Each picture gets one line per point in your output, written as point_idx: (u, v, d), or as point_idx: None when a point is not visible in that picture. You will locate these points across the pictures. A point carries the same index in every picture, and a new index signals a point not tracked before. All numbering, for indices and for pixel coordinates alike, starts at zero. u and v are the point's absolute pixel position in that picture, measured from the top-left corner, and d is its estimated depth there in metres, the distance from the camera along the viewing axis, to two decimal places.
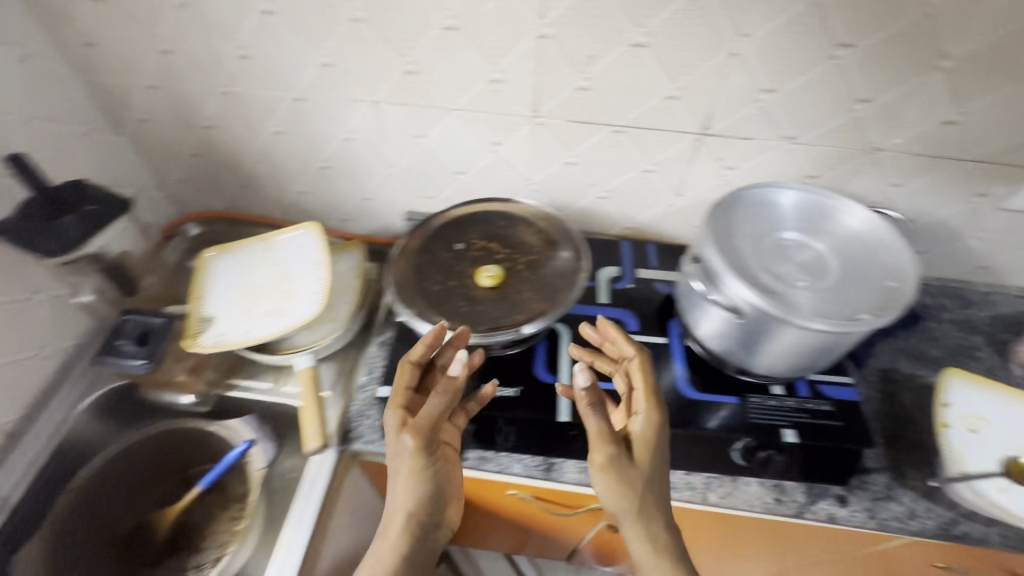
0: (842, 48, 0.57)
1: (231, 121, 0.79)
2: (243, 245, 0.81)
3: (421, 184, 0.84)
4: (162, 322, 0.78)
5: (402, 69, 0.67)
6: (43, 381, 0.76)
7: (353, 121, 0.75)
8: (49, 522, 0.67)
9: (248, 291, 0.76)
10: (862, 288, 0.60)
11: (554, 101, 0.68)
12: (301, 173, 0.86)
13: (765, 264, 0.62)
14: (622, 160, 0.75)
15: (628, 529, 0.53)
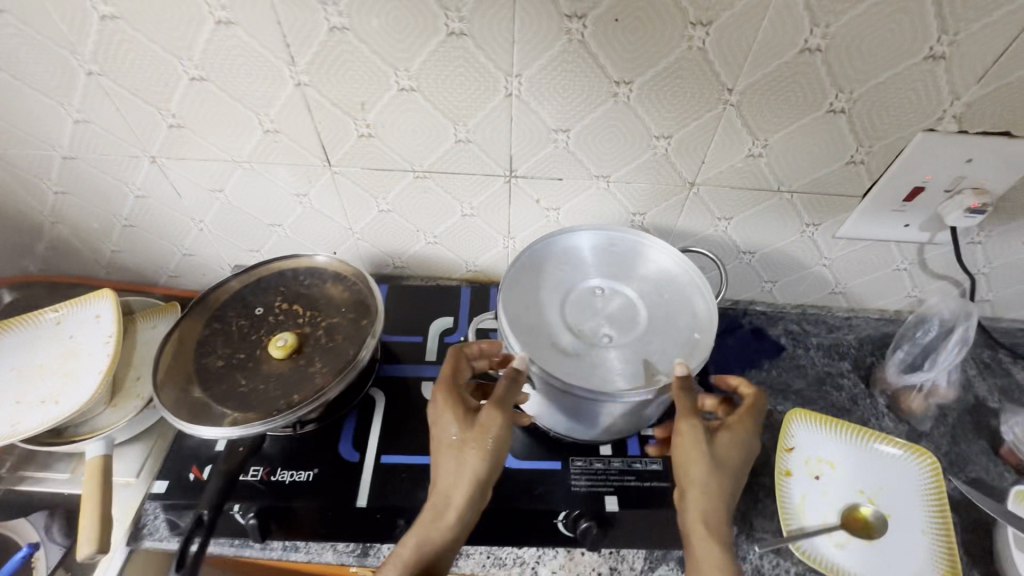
0: (621, 86, 0.53)
1: (6, 182, 0.70)
2: (30, 319, 0.73)
3: (239, 238, 0.77)
4: None
5: (166, 123, 0.60)
6: None
7: (138, 177, 0.68)
8: None
9: (27, 375, 0.68)
10: (668, 339, 0.56)
11: (342, 149, 0.62)
12: (106, 232, 0.78)
13: (568, 323, 0.57)
14: (438, 206, 0.69)
15: (697, 512, 0.51)
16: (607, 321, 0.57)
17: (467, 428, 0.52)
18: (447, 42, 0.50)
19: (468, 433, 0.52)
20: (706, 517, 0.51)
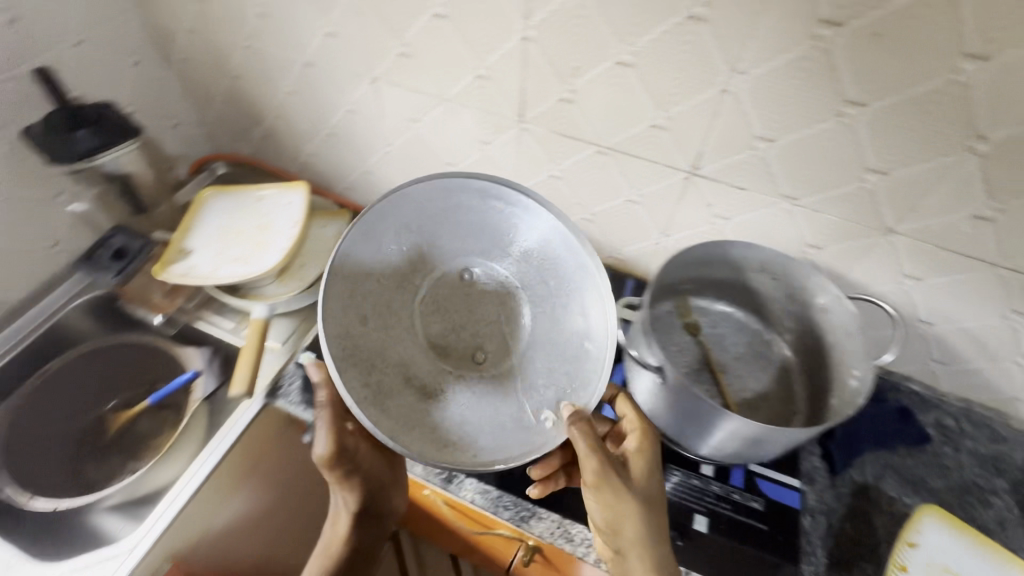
0: (850, 106, 0.50)
1: (254, 73, 0.83)
2: (239, 190, 0.86)
3: (416, 169, 0.84)
4: (140, 244, 0.83)
5: (397, 50, 0.67)
6: (51, 273, 0.83)
7: (355, 93, 0.77)
8: (16, 395, 0.75)
9: (229, 235, 0.81)
10: (589, 316, 0.64)
11: (538, 108, 0.65)
12: (312, 135, 0.89)
13: (526, 349, 0.64)
14: (607, 185, 0.70)
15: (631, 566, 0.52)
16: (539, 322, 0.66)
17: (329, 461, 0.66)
18: (685, 25, 0.50)
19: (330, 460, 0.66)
20: (651, 568, 0.51)
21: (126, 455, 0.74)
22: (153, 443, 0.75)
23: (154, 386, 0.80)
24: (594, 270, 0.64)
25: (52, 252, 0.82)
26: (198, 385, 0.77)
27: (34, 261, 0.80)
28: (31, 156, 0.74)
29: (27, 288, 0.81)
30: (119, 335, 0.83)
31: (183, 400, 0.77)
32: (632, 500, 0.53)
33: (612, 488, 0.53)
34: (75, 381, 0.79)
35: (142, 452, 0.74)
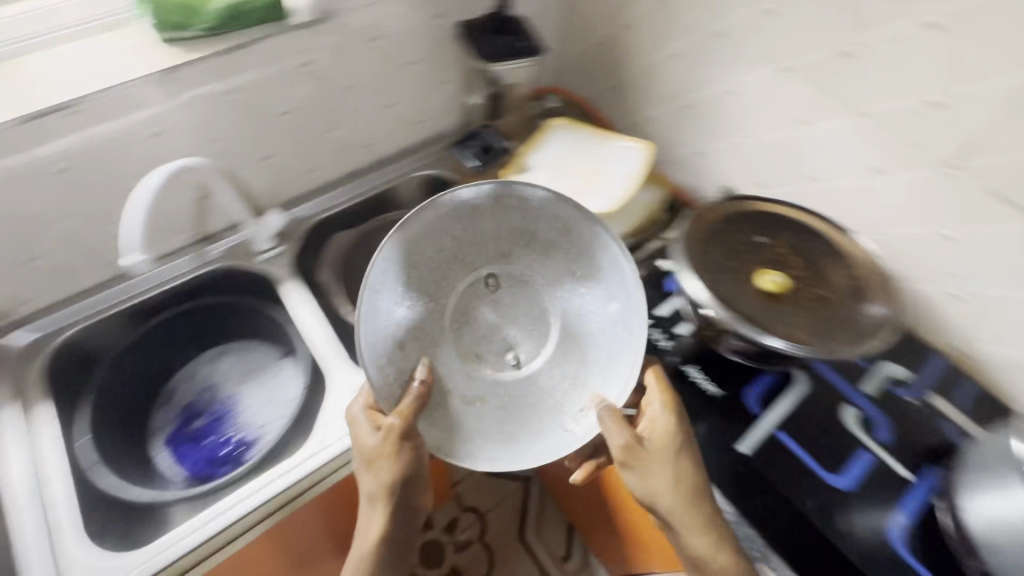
0: None
1: (652, 23, 0.86)
2: (586, 130, 0.91)
3: (720, 119, 0.83)
4: (504, 143, 0.97)
5: (764, 7, 0.70)
6: (401, 146, 0.99)
7: (735, 14, 0.73)
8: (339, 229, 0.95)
9: (567, 166, 0.86)
10: (613, 377, 0.63)
11: (981, 85, 0.56)
12: (667, 99, 0.90)
13: (444, 325, 0.65)
14: (980, 208, 0.62)
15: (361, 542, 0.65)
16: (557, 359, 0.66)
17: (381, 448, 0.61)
18: None
19: (381, 450, 0.60)
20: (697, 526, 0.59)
21: None
22: None
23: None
24: (621, 263, 0.63)
25: (417, 126, 0.99)
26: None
27: (402, 130, 0.97)
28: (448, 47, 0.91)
29: (377, 159, 0.99)
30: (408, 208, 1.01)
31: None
32: (398, 459, 0.61)
33: (374, 459, 0.61)
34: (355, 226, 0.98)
35: None
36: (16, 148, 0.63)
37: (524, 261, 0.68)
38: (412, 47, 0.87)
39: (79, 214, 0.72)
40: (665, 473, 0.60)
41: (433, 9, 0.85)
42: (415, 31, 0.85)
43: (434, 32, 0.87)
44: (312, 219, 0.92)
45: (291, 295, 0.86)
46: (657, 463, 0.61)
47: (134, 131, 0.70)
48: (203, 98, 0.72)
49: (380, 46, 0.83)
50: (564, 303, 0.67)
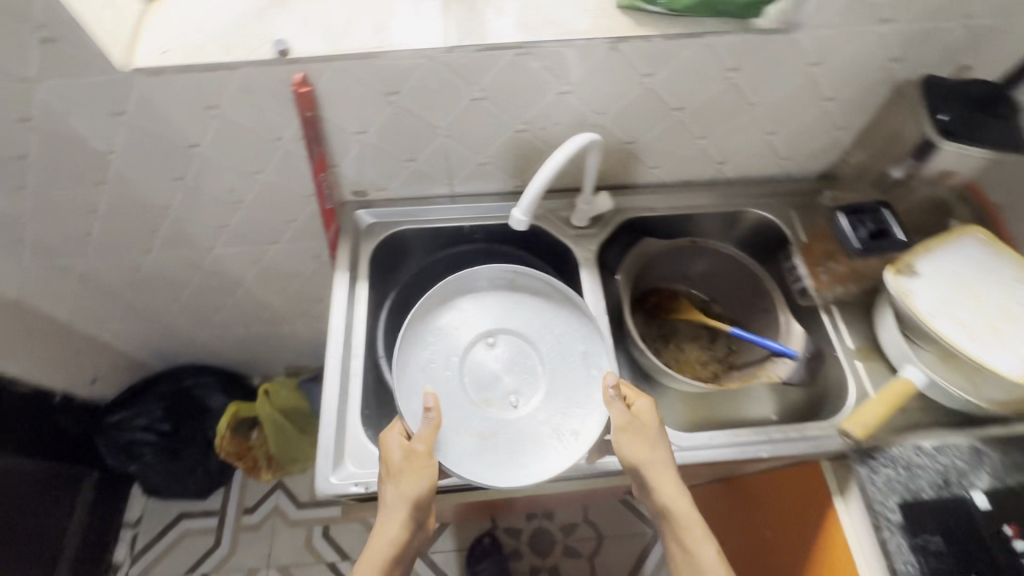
0: None
1: None
2: (1009, 256, 0.72)
3: None
4: (902, 240, 0.74)
5: None
6: (745, 176, 0.90)
7: None
8: (671, 246, 0.90)
9: (969, 294, 0.70)
10: (582, 416, 0.70)
11: None
12: None
13: (459, 381, 0.72)
14: None
15: (373, 554, 0.60)
16: (546, 395, 0.72)
17: (408, 460, 0.62)
18: None
19: (410, 460, 0.62)
20: None
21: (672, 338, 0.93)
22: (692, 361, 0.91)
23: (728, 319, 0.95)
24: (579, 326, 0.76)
25: (777, 162, 0.87)
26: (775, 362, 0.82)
27: (761, 161, 0.87)
28: (874, 95, 0.76)
29: (722, 177, 0.90)
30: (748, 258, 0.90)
31: (750, 355, 0.89)
32: (426, 461, 0.62)
33: (398, 468, 0.62)
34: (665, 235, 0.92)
35: (683, 361, 0.91)
36: (457, 69, 0.65)
37: (524, 326, 0.76)
38: (843, 82, 0.73)
39: (458, 138, 0.75)
40: (677, 492, 0.62)
41: (898, 51, 0.70)
42: (858, 66, 0.72)
43: (879, 75, 0.73)
44: (628, 213, 0.88)
45: (586, 278, 0.83)
46: (664, 482, 0.62)
47: (554, 81, 0.68)
48: (627, 73, 0.68)
49: (818, 72, 0.72)
50: (548, 350, 0.75)
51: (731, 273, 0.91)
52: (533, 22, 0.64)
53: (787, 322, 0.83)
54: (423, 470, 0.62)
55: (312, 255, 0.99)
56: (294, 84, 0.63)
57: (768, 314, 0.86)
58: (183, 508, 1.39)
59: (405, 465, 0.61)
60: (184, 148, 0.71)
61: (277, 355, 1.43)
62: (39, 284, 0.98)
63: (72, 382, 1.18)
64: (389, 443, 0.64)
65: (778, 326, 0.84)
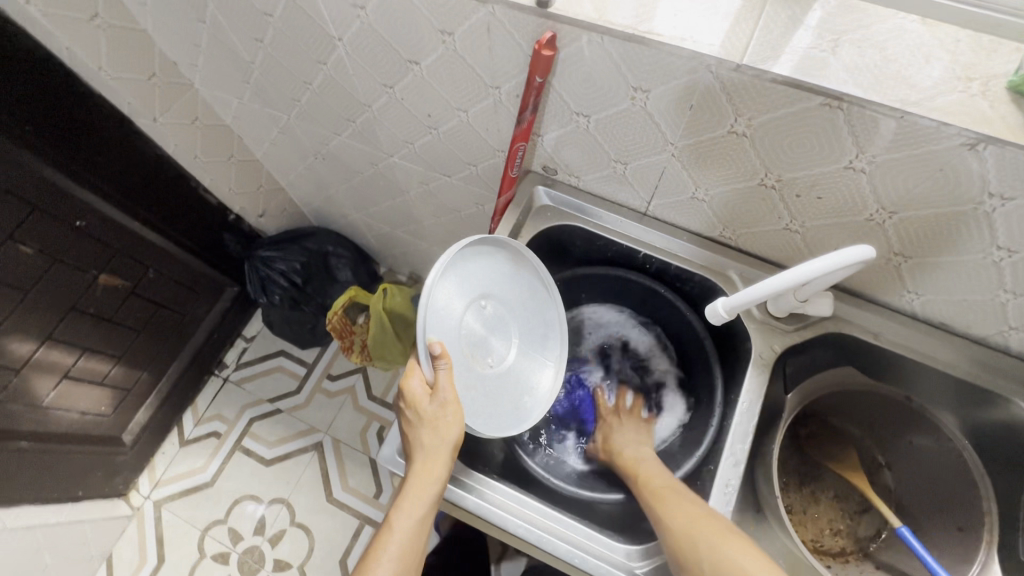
0: None
1: None
2: None
3: None
4: None
5: None
6: None
7: None
8: (881, 388, 0.71)
9: None
10: (538, 376, 0.71)
11: None
12: None
13: (457, 339, 0.62)
14: None
15: (412, 500, 0.58)
16: (518, 352, 0.70)
17: (432, 404, 0.59)
18: None
19: (436, 406, 0.59)
20: None
21: (814, 483, 0.76)
22: (820, 525, 0.73)
23: (893, 497, 0.74)
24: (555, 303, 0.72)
25: None
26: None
27: None
28: None
29: (1001, 345, 0.65)
30: (977, 462, 0.67)
31: (901, 563, 0.69)
32: (452, 408, 0.59)
33: (431, 413, 0.59)
34: (874, 373, 0.72)
35: (812, 518, 0.74)
36: (733, 94, 0.50)
37: (512, 287, 0.69)
38: None
39: (687, 164, 0.61)
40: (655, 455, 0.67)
41: None
42: None
43: None
44: (841, 326, 0.68)
45: (749, 380, 0.67)
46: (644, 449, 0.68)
47: (851, 152, 0.50)
48: (964, 182, 0.48)
49: None
50: (517, 308, 0.70)
51: (938, 463, 0.70)
52: (872, 70, 0.45)
53: (982, 565, 0.63)
54: (451, 416, 0.59)
55: (476, 200, 0.93)
56: (538, 42, 0.52)
57: (962, 537, 0.66)
58: (285, 347, 1.55)
59: (433, 410, 0.59)
60: (405, 60, 0.67)
61: (408, 260, 1.47)
62: (247, 121, 1.05)
63: (246, 208, 1.31)
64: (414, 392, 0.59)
65: (966, 564, 0.64)
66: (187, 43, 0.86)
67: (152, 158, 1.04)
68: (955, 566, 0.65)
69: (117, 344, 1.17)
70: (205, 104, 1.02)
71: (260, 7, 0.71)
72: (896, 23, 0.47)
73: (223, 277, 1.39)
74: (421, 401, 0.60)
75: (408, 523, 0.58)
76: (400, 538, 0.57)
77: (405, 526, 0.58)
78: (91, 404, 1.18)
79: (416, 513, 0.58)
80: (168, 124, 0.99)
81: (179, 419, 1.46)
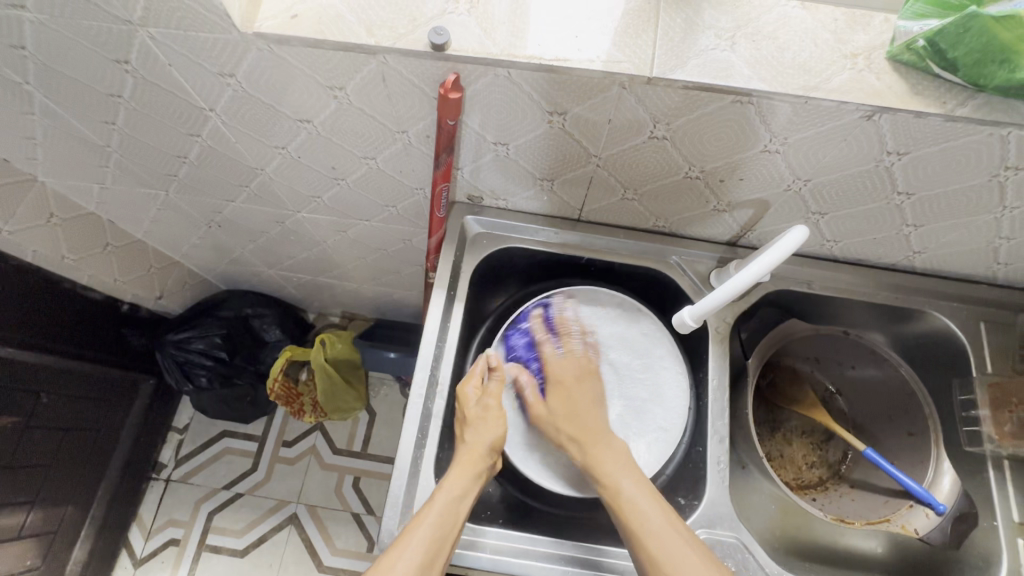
0: None
1: None
2: None
3: None
4: None
5: None
6: (937, 272, 0.72)
7: None
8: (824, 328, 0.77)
9: None
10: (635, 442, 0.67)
11: None
12: None
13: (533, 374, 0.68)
14: None
15: (453, 482, 0.57)
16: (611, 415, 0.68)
17: (482, 403, 0.62)
18: None
19: (486, 404, 0.62)
20: None
21: (783, 427, 0.80)
22: (796, 463, 0.78)
23: (850, 419, 0.81)
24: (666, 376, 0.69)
25: (990, 266, 0.69)
26: (913, 507, 0.70)
27: (968, 261, 0.69)
28: None
29: (908, 268, 0.73)
30: (912, 374, 0.75)
31: (871, 477, 0.75)
32: (495, 410, 0.61)
33: (474, 413, 0.61)
34: (813, 316, 0.77)
35: (789, 459, 0.78)
36: (648, 103, 0.50)
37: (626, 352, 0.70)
38: None
39: (614, 171, 0.61)
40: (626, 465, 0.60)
41: None
42: None
43: None
44: (778, 285, 0.73)
45: (712, 357, 0.70)
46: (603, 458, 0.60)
47: (764, 136, 0.52)
48: (863, 145, 0.52)
49: None
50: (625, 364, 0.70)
51: (879, 382, 0.78)
52: (768, 62, 0.48)
53: (936, 464, 0.72)
54: (495, 418, 0.61)
55: (401, 236, 0.88)
56: (443, 86, 0.50)
57: (914, 442, 0.74)
58: (226, 426, 1.41)
59: (479, 410, 0.62)
60: (294, 119, 0.60)
61: (337, 302, 1.38)
62: (116, 204, 0.92)
63: (140, 295, 1.16)
64: (468, 392, 0.63)
65: (924, 467, 0.73)
66: (16, 139, 0.72)
67: (10, 271, 0.88)
68: (917, 468, 0.73)
69: (27, 488, 1.00)
70: (59, 196, 0.87)
71: (103, 89, 0.60)
72: (780, 11, 0.50)
73: (133, 375, 1.23)
74: (471, 403, 0.62)
75: (447, 510, 0.55)
76: (436, 523, 0.54)
77: (442, 513, 0.55)
78: (13, 564, 1.01)
79: (456, 498, 0.56)
80: (18, 231, 0.84)
81: (125, 540, 1.28)
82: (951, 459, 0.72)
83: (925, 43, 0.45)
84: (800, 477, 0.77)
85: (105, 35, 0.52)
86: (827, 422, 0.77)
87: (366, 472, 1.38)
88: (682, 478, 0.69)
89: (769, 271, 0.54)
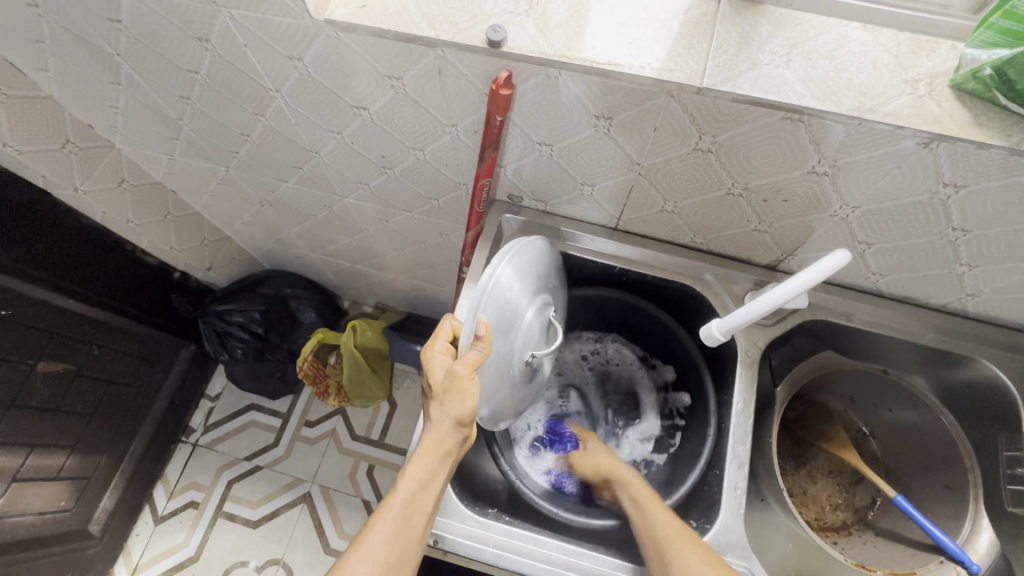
0: None
1: None
2: None
3: None
4: None
5: None
6: (989, 318, 0.68)
7: None
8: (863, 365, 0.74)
9: None
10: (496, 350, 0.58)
11: None
12: None
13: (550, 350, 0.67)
14: None
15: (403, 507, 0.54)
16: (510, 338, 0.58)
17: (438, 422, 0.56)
18: None
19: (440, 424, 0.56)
20: None
21: (810, 463, 0.77)
22: (820, 503, 0.75)
23: (883, 465, 0.77)
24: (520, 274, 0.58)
25: None
26: (944, 563, 0.65)
27: None
28: None
29: (959, 311, 0.69)
30: (955, 425, 0.71)
31: (898, 527, 0.71)
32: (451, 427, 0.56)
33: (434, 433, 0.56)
34: (851, 351, 0.75)
35: (813, 497, 0.75)
36: (696, 111, 0.50)
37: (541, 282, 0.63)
38: None
39: (656, 182, 0.61)
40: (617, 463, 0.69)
41: None
42: None
43: None
44: (816, 315, 0.71)
45: (739, 380, 0.68)
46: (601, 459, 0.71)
47: (813, 157, 0.51)
48: (920, 174, 0.50)
49: None
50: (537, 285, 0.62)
51: (917, 429, 0.75)
52: (825, 82, 0.47)
53: (974, 520, 0.67)
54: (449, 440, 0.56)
55: (441, 230, 0.90)
56: (495, 81, 0.51)
57: (952, 494, 0.70)
58: (255, 400, 1.46)
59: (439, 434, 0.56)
60: (352, 106, 0.63)
61: (372, 291, 1.41)
62: (181, 176, 0.98)
63: (191, 264, 1.22)
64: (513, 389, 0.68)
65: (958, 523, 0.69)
66: (102, 106, 0.78)
67: (80, 227, 0.95)
68: (951, 523, 0.69)
69: (72, 432, 1.07)
70: (131, 163, 0.93)
71: (183, 64, 0.65)
72: (840, 31, 0.49)
73: (177, 339, 1.30)
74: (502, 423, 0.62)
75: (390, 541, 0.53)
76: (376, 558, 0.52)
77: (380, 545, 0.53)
78: (49, 501, 1.07)
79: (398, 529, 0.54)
80: (92, 192, 0.90)
81: (149, 497, 1.34)
82: (992, 521, 0.67)
83: (993, 72, 0.44)
84: (823, 518, 0.74)
85: (191, 13, 0.56)
86: (857, 464, 0.73)
87: (380, 461, 1.40)
88: (698, 501, 0.67)
89: (804, 291, 0.53)
